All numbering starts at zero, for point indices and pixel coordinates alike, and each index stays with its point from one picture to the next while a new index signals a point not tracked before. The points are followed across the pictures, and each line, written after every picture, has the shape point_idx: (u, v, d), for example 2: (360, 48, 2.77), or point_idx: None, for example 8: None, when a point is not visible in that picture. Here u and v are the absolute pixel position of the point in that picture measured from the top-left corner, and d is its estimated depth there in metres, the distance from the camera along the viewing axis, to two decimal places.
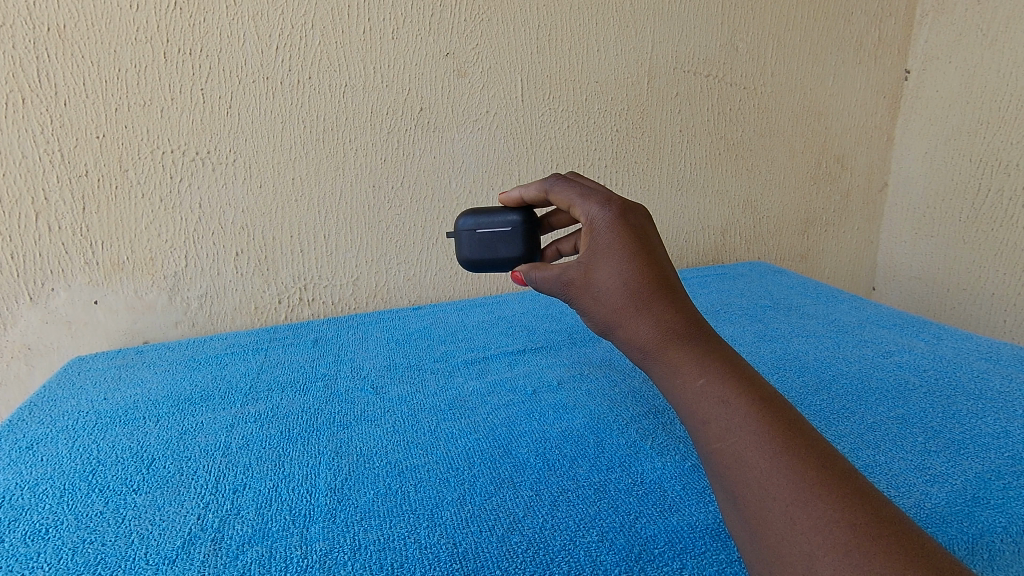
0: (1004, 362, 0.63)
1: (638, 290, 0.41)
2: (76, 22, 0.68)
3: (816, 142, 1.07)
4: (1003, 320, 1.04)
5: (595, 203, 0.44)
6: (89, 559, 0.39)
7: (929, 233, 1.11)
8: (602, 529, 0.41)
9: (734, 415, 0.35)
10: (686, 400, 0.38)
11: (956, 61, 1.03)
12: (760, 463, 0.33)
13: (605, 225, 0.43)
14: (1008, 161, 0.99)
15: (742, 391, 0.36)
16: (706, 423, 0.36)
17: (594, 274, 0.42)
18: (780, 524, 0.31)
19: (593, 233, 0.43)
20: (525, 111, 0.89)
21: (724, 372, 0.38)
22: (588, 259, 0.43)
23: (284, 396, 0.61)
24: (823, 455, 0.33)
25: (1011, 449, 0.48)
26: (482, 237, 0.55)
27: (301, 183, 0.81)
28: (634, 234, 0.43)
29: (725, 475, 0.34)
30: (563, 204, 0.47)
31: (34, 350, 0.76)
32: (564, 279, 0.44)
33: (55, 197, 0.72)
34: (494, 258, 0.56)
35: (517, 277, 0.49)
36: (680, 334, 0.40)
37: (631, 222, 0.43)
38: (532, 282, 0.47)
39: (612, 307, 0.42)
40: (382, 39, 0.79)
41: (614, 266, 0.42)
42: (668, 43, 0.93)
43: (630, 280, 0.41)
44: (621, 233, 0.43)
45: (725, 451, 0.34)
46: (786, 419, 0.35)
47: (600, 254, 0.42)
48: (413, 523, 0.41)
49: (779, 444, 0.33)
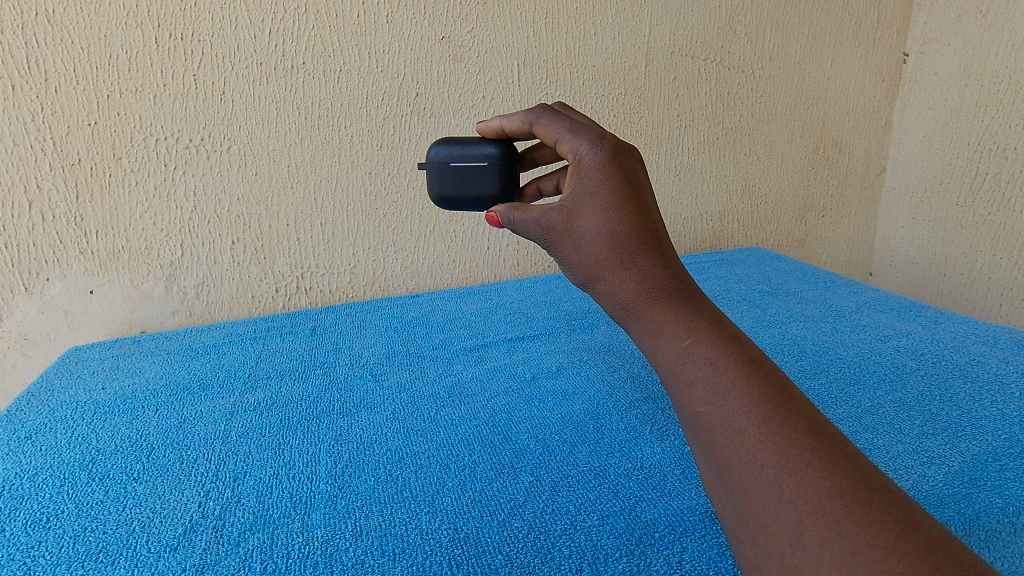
0: (1001, 345, 0.63)
1: (624, 241, 0.40)
2: (64, 7, 0.67)
3: (814, 126, 1.07)
4: (999, 305, 1.05)
5: (585, 140, 0.43)
6: (90, 548, 0.39)
7: (927, 217, 1.11)
8: (602, 513, 0.41)
9: (722, 378, 0.35)
10: (671, 361, 0.38)
11: (956, 43, 1.02)
12: (748, 429, 0.33)
13: (593, 166, 0.41)
14: (1006, 144, 0.99)
15: (730, 353, 0.36)
16: (691, 385, 0.36)
17: (579, 220, 0.41)
18: (768, 492, 0.31)
19: (580, 175, 0.42)
20: (521, 97, 0.88)
21: (711, 333, 0.37)
22: (573, 203, 0.42)
23: (284, 384, 0.61)
24: (812, 420, 0.33)
25: (1007, 431, 0.48)
26: (456, 170, 0.55)
27: (296, 171, 0.80)
28: (623, 179, 0.41)
29: (711, 438, 0.34)
30: (549, 139, 0.45)
31: (31, 340, 0.76)
32: (545, 223, 0.43)
33: (48, 186, 0.71)
34: (466, 193, 0.55)
35: (492, 218, 0.47)
36: (667, 291, 0.39)
37: (619, 166, 0.42)
38: (509, 223, 0.46)
39: (596, 258, 0.41)
40: (376, 23, 0.78)
41: (601, 213, 0.40)
42: (665, 25, 0.92)
43: (617, 230, 0.40)
44: (608, 178, 0.41)
45: (710, 414, 0.34)
46: (774, 383, 0.34)
47: (587, 199, 0.41)
48: (414, 509, 0.42)
49: (768, 409, 0.33)
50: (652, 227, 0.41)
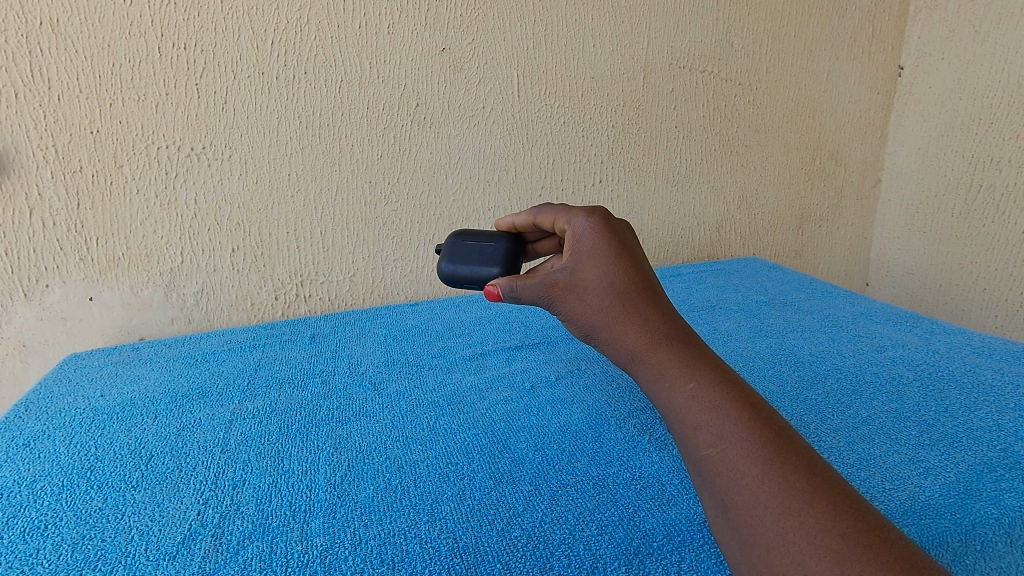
0: (996, 356, 0.63)
1: (623, 292, 0.43)
2: (69, 17, 0.67)
3: (810, 138, 1.08)
4: (994, 316, 1.05)
5: (580, 215, 0.48)
6: (89, 555, 0.39)
7: (922, 229, 1.12)
8: (601, 523, 0.41)
9: (724, 422, 0.36)
10: (677, 405, 0.39)
11: (949, 58, 1.04)
12: (752, 471, 0.33)
13: (587, 233, 0.47)
14: (1000, 158, 1.00)
15: (733, 398, 0.37)
16: (695, 429, 0.37)
17: (581, 276, 0.44)
18: (772, 532, 0.31)
19: (577, 240, 0.47)
20: (521, 107, 0.89)
21: (713, 378, 0.39)
22: (574, 262, 0.45)
23: (283, 392, 0.61)
24: (812, 465, 0.34)
25: (1002, 441, 0.49)
26: (464, 251, 0.56)
27: (297, 179, 0.81)
28: (616, 241, 0.46)
29: (717, 481, 0.35)
30: (548, 225, 0.52)
31: (30, 347, 0.76)
32: (548, 282, 0.45)
33: (49, 193, 0.71)
34: (469, 273, 0.55)
35: (490, 293, 0.47)
36: (668, 339, 0.42)
37: (612, 231, 0.47)
38: (511, 292, 0.46)
39: (599, 307, 0.44)
40: (377, 34, 0.79)
41: (601, 269, 0.44)
42: (663, 39, 0.93)
43: (616, 283, 0.44)
44: (603, 239, 0.46)
45: (715, 457, 0.35)
46: (774, 427, 0.36)
47: (586, 259, 0.45)
48: (413, 518, 0.42)
49: (769, 452, 0.34)
50: (647, 282, 0.44)
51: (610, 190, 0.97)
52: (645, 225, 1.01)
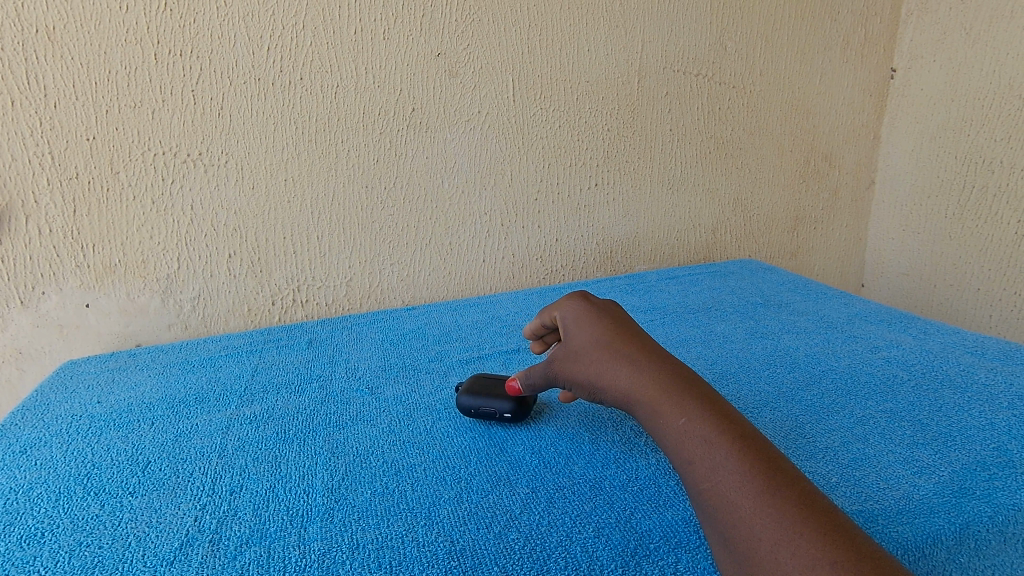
0: (989, 356, 0.64)
1: (612, 344, 0.47)
2: (65, 24, 0.67)
3: (804, 140, 1.08)
4: (988, 316, 1.06)
5: (566, 296, 0.54)
6: (86, 562, 0.39)
7: (917, 229, 1.13)
8: (598, 525, 0.41)
9: (717, 454, 0.37)
10: (673, 442, 0.40)
11: (940, 60, 1.05)
12: (746, 503, 0.34)
13: (572, 306, 0.52)
14: (993, 159, 1.01)
15: (723, 431, 0.38)
16: (692, 464, 0.38)
17: (572, 342, 0.49)
18: (767, 563, 0.32)
19: (562, 317, 0.52)
20: (517, 111, 0.89)
21: (704, 411, 0.40)
22: (565, 333, 0.50)
23: (280, 397, 0.61)
24: (807, 493, 0.34)
25: (995, 440, 0.49)
26: (484, 377, 0.57)
27: (293, 184, 0.81)
28: (599, 309, 0.51)
29: (716, 514, 0.35)
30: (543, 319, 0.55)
31: (26, 354, 0.76)
32: (547, 356, 0.50)
33: (45, 200, 0.71)
34: (488, 396, 0.55)
35: (511, 388, 0.53)
36: (657, 377, 0.43)
37: (596, 302, 0.52)
38: (527, 382, 0.52)
39: (591, 361, 0.47)
40: (373, 39, 0.79)
41: (588, 332, 0.49)
42: (657, 43, 0.94)
43: (604, 338, 0.47)
44: (588, 308, 0.51)
45: (711, 491, 0.36)
46: (767, 458, 0.37)
47: (575, 327, 0.50)
48: (410, 522, 0.42)
49: (761, 482, 0.35)
50: (636, 334, 0.48)
51: (606, 193, 0.98)
52: (641, 228, 1.02)
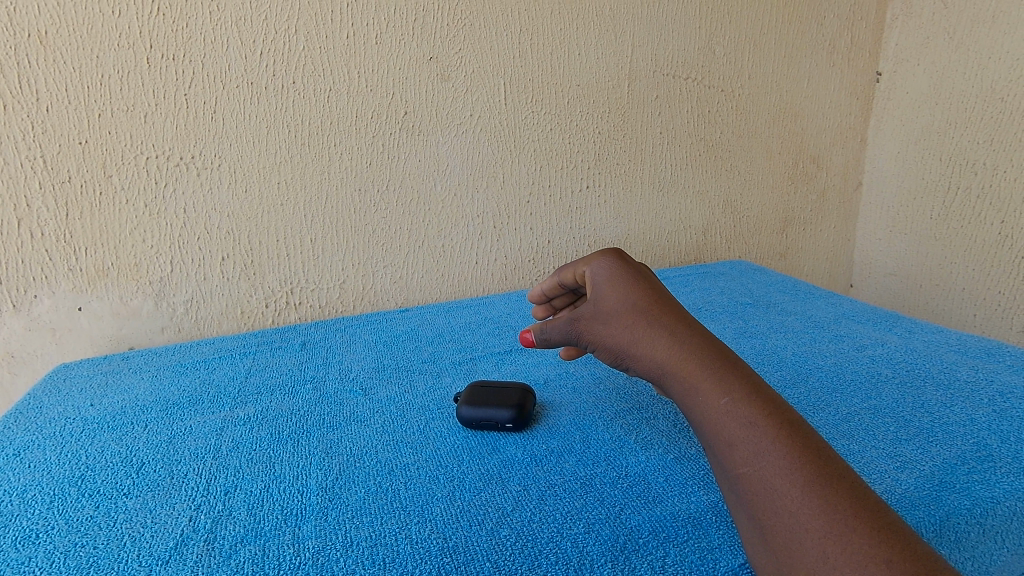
0: (972, 354, 0.65)
1: (648, 313, 0.47)
2: (57, 28, 0.68)
3: (792, 142, 1.10)
4: (973, 315, 1.08)
5: (595, 256, 0.53)
6: (81, 562, 0.39)
7: (903, 230, 1.14)
8: (588, 521, 0.42)
9: (761, 438, 0.38)
10: (711, 418, 0.40)
11: (924, 64, 1.07)
12: (792, 492, 0.35)
13: (603, 268, 0.52)
14: (976, 161, 1.02)
15: (768, 414, 0.39)
16: (731, 445, 0.39)
17: (603, 303, 0.49)
18: (811, 557, 0.32)
19: (591, 278, 0.51)
20: (508, 115, 0.90)
21: (748, 392, 0.40)
22: (593, 293, 0.50)
23: (274, 398, 0.61)
24: (854, 485, 0.35)
25: (976, 435, 0.50)
26: (484, 388, 0.57)
27: (286, 187, 0.82)
28: (632, 273, 0.51)
29: (752, 498, 0.36)
30: (569, 280, 0.54)
31: (18, 357, 0.76)
32: (572, 315, 0.50)
33: (37, 204, 0.72)
34: (488, 403, 0.55)
35: (523, 338, 0.54)
36: (695, 350, 0.44)
37: (629, 265, 0.51)
38: (542, 336, 0.53)
39: (624, 326, 0.47)
40: (366, 44, 0.80)
41: (621, 297, 0.49)
42: (647, 47, 0.95)
43: (640, 305, 0.48)
44: (620, 271, 0.51)
45: (752, 475, 0.37)
46: (811, 445, 0.37)
47: (607, 290, 0.50)
48: (403, 520, 0.42)
49: (808, 472, 0.35)
50: (672, 304, 0.48)
51: (597, 196, 0.99)
52: (632, 230, 1.03)
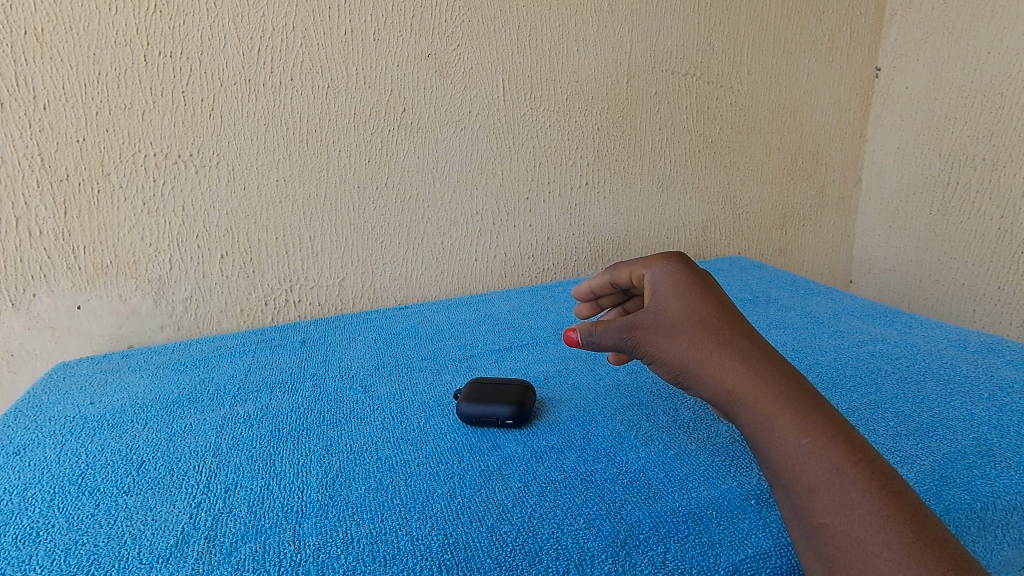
0: (972, 349, 0.65)
1: (719, 332, 0.44)
2: (54, 26, 0.67)
3: (792, 138, 1.10)
4: (973, 310, 1.08)
5: (655, 260, 0.50)
6: (81, 560, 0.39)
7: (903, 226, 1.14)
8: (589, 517, 0.42)
9: (849, 489, 0.36)
10: (789, 459, 0.38)
11: (924, 59, 1.06)
12: (883, 551, 0.33)
13: (665, 275, 0.48)
14: (975, 156, 1.02)
15: (855, 462, 0.37)
16: (813, 491, 0.37)
17: (666, 314, 0.46)
18: None
19: (653, 285, 0.48)
20: (507, 111, 0.90)
21: (833, 437, 0.38)
22: (655, 302, 0.47)
23: (274, 396, 0.61)
24: (948, 548, 0.33)
25: (975, 430, 0.50)
26: (484, 385, 0.57)
27: (285, 185, 0.81)
28: (697, 283, 0.48)
29: (834, 553, 0.35)
30: (624, 279, 0.52)
31: (17, 356, 0.76)
32: (629, 322, 0.47)
33: (35, 202, 0.71)
34: (488, 399, 0.55)
35: (567, 337, 0.49)
36: (774, 382, 0.41)
37: (694, 274, 0.48)
38: (589, 338, 0.48)
39: (690, 344, 0.44)
40: (363, 40, 0.80)
41: (687, 309, 0.46)
42: (646, 43, 0.95)
43: (710, 321, 0.45)
44: (684, 280, 0.48)
45: (837, 527, 0.35)
46: (902, 498, 0.35)
47: (671, 299, 0.47)
48: (404, 517, 0.42)
49: (899, 531, 0.34)
50: (743, 325, 0.45)
51: (596, 192, 0.99)
52: (632, 227, 1.03)
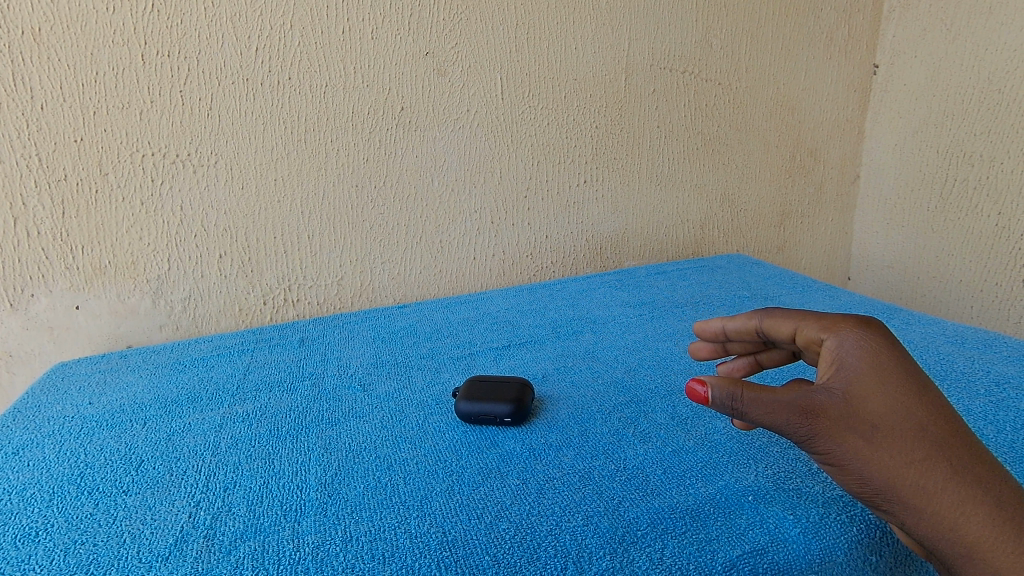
0: (969, 345, 0.65)
1: (943, 451, 0.34)
2: (51, 25, 0.67)
3: (790, 135, 1.10)
4: (970, 307, 1.08)
5: (844, 326, 0.39)
6: (81, 559, 0.39)
7: (901, 223, 1.15)
8: (587, 514, 0.42)
9: None
10: None
11: (922, 56, 1.06)
12: None
13: (861, 349, 0.37)
14: (973, 153, 1.03)
15: None
16: None
17: (864, 409, 0.35)
18: None
19: (840, 362, 0.38)
20: (505, 110, 0.90)
21: None
22: (847, 388, 0.36)
23: (272, 395, 0.61)
24: None
25: (972, 426, 0.50)
26: (482, 383, 0.57)
27: (283, 184, 0.81)
28: (906, 371, 0.36)
29: None
30: (785, 334, 0.43)
31: (16, 356, 0.76)
32: (807, 405, 0.36)
33: (33, 203, 0.71)
34: (488, 398, 0.54)
35: (697, 394, 0.38)
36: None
37: (901, 356, 0.37)
38: (732, 401, 0.37)
39: (907, 461, 0.34)
40: (361, 39, 0.80)
41: (896, 410, 0.35)
42: (644, 41, 0.95)
43: (930, 433, 0.35)
44: (889, 361, 0.37)
45: None
46: None
47: (871, 388, 0.36)
48: (403, 514, 0.43)
49: None
50: (971, 444, 0.35)
51: (594, 190, 0.99)
52: (630, 225, 1.03)
